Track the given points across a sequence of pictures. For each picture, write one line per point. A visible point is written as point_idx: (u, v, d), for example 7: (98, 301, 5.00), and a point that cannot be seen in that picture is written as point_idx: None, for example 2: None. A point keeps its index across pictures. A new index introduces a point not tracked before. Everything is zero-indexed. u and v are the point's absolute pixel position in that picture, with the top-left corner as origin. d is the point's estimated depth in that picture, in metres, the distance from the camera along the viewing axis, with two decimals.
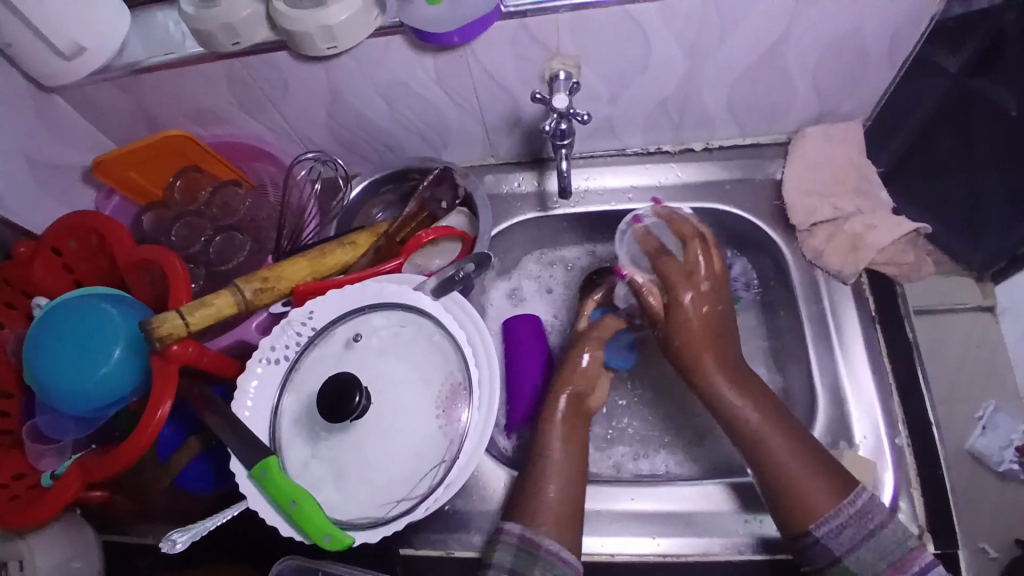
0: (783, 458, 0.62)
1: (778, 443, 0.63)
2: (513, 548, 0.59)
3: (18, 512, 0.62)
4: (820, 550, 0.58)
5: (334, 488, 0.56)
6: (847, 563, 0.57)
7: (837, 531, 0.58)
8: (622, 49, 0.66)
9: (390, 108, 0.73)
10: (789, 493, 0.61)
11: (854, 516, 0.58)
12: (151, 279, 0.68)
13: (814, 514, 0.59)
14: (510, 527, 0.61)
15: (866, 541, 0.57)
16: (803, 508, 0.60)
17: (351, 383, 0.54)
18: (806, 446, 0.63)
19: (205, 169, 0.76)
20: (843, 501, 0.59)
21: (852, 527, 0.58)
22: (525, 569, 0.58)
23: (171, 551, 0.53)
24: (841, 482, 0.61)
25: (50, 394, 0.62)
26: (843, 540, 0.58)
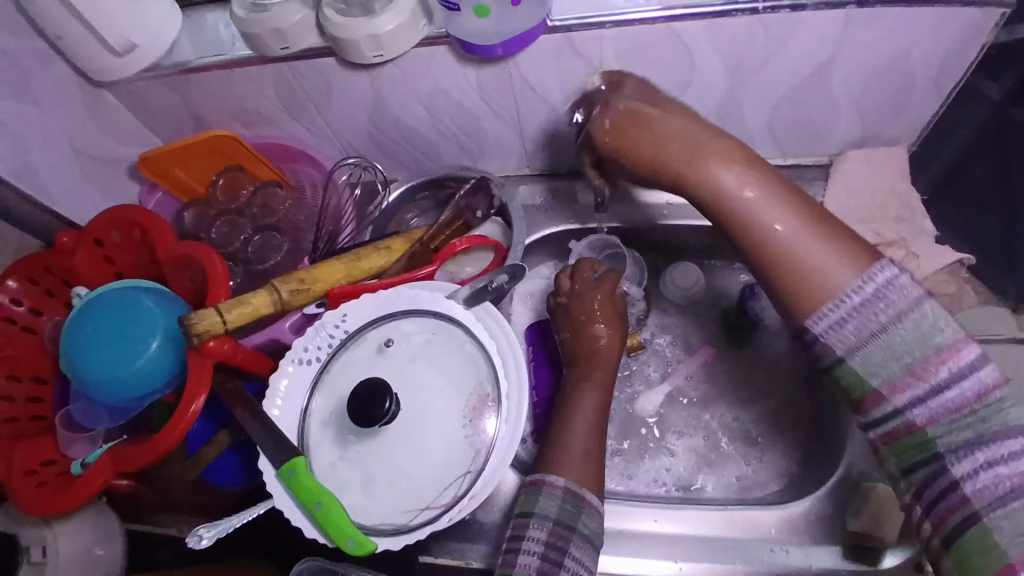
0: (772, 245, 0.50)
1: (785, 217, 0.50)
2: (558, 498, 0.57)
3: (47, 498, 0.62)
4: (819, 350, 0.48)
5: (359, 492, 0.56)
6: (852, 362, 0.46)
7: (838, 323, 0.47)
8: (666, 65, 0.66)
9: (430, 115, 0.74)
10: (782, 264, 0.49)
11: (860, 304, 0.46)
12: (190, 275, 0.69)
13: (824, 298, 0.47)
14: (552, 479, 0.59)
15: (872, 338, 0.45)
16: (796, 299, 0.49)
17: (381, 388, 0.54)
18: (823, 228, 0.50)
19: (246, 168, 0.78)
20: (860, 274, 0.47)
21: (857, 316, 0.46)
22: (573, 518, 0.57)
23: (196, 546, 0.53)
24: (857, 254, 0.48)
25: (87, 383, 0.63)
26: (844, 337, 0.46)
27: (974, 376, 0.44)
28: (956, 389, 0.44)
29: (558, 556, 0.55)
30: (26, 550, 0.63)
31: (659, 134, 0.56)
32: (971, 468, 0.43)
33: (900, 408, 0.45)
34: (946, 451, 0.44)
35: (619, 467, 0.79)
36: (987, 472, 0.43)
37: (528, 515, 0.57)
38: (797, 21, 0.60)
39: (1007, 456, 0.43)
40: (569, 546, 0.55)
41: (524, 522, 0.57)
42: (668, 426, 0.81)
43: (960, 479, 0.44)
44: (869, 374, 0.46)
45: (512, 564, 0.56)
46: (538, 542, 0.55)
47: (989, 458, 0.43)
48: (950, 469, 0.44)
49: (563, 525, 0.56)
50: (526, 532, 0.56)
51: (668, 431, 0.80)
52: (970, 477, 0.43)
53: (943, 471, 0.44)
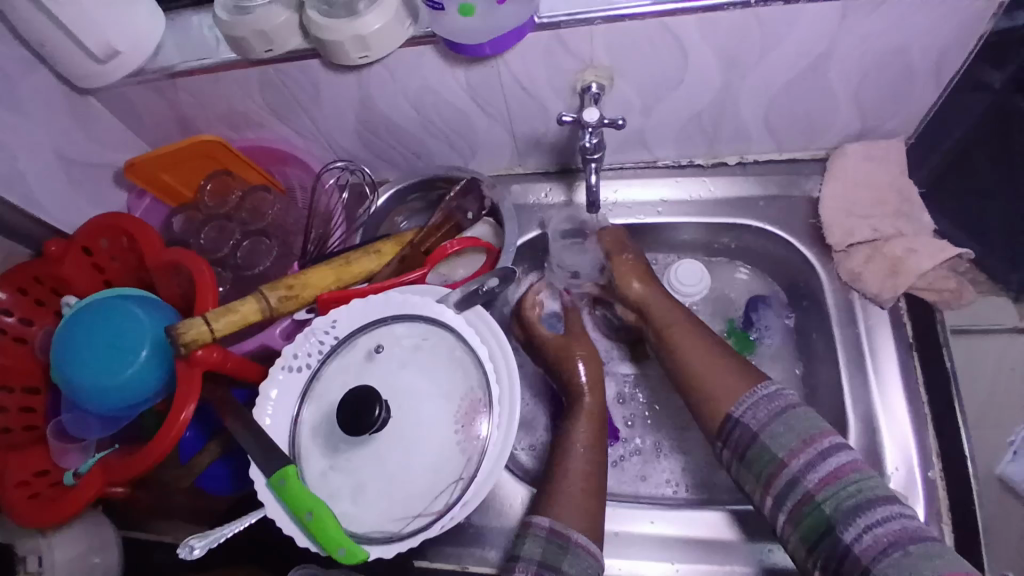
0: (686, 356, 0.70)
1: (688, 340, 0.71)
2: (542, 540, 0.62)
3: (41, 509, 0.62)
4: (740, 432, 0.62)
5: (350, 500, 0.55)
6: (764, 440, 0.59)
7: (751, 409, 0.62)
8: (656, 62, 0.65)
9: (420, 115, 0.73)
10: (702, 386, 0.67)
11: (757, 399, 0.62)
12: (179, 282, 0.69)
13: (731, 401, 0.64)
14: (539, 521, 0.63)
15: (776, 418, 0.60)
16: (717, 402, 0.65)
17: (370, 396, 0.53)
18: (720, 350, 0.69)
19: (234, 172, 0.77)
20: (752, 388, 0.64)
21: (760, 406, 0.61)
22: (556, 557, 0.60)
23: (188, 557, 0.52)
24: (752, 374, 0.66)
25: (77, 393, 0.62)
26: (758, 416, 0.61)
27: (833, 459, 0.56)
28: (825, 466, 0.55)
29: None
30: (22, 559, 0.63)
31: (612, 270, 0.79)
32: (857, 531, 0.52)
33: (798, 473, 0.56)
34: (838, 519, 0.53)
35: (636, 466, 0.79)
36: (869, 533, 0.51)
37: (515, 560, 0.61)
38: (790, 15, 0.59)
39: (880, 519, 0.52)
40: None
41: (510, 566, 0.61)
42: (667, 424, 0.81)
43: (850, 543, 0.52)
44: (775, 445, 0.58)
45: None
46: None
47: (869, 521, 0.51)
48: (843, 535, 0.52)
49: (546, 566, 0.60)
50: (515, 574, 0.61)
51: (663, 432, 0.80)
52: (857, 539, 0.52)
53: (837, 539, 0.53)
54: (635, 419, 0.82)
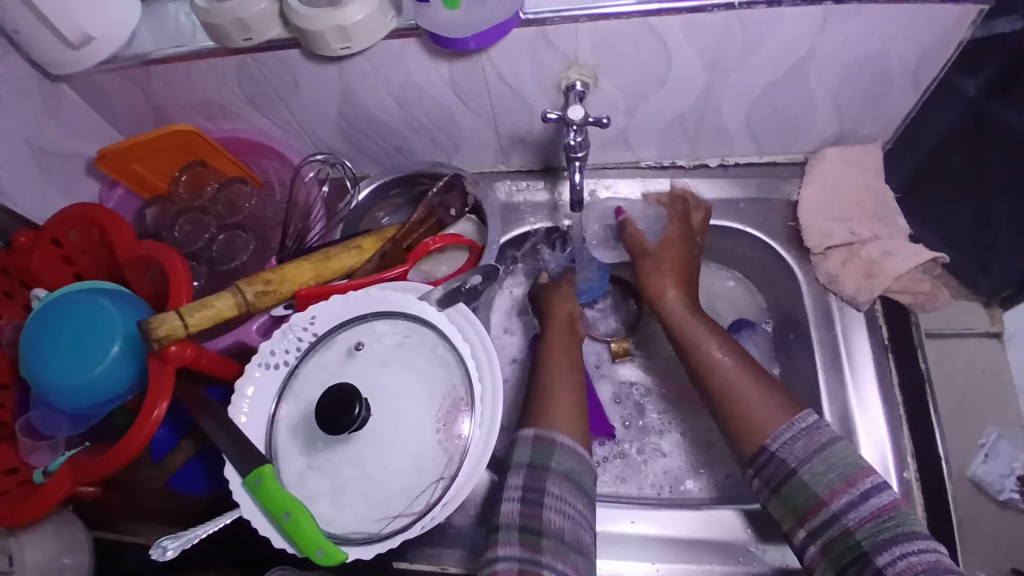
0: (723, 382, 0.67)
1: (728, 366, 0.68)
2: (528, 446, 0.62)
3: (11, 510, 0.60)
4: (773, 467, 0.60)
5: (329, 500, 0.54)
6: (801, 475, 0.58)
7: (787, 442, 0.60)
8: (641, 61, 0.65)
9: (402, 110, 0.72)
10: (736, 403, 0.65)
11: (804, 432, 0.60)
12: (151, 274, 0.67)
13: (768, 432, 0.62)
14: (526, 431, 0.64)
15: (816, 454, 0.58)
16: (755, 431, 0.62)
17: (351, 394, 0.52)
18: (762, 378, 0.66)
19: (210, 164, 0.75)
20: (792, 418, 0.61)
21: (799, 439, 0.60)
22: (541, 460, 0.61)
23: (161, 558, 0.50)
24: (789, 403, 0.63)
25: (44, 390, 0.61)
26: (795, 451, 0.59)
27: (877, 496, 0.55)
28: (867, 505, 0.54)
29: (537, 499, 0.58)
30: None
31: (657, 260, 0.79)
32: (891, 557, 0.51)
33: (839, 511, 0.55)
34: (873, 547, 0.52)
35: (616, 468, 0.79)
36: (903, 560, 0.51)
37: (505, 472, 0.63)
38: (774, 19, 0.60)
39: (916, 549, 0.51)
40: (545, 485, 0.59)
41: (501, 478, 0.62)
42: (654, 424, 0.81)
43: (883, 568, 0.51)
44: (815, 483, 0.57)
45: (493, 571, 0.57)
46: (515, 498, 0.59)
47: (905, 550, 0.51)
48: (875, 561, 0.52)
49: (536, 468, 0.60)
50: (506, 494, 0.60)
51: (653, 432, 0.81)
52: (891, 564, 0.51)
53: (869, 563, 0.52)
54: (630, 421, 0.82)
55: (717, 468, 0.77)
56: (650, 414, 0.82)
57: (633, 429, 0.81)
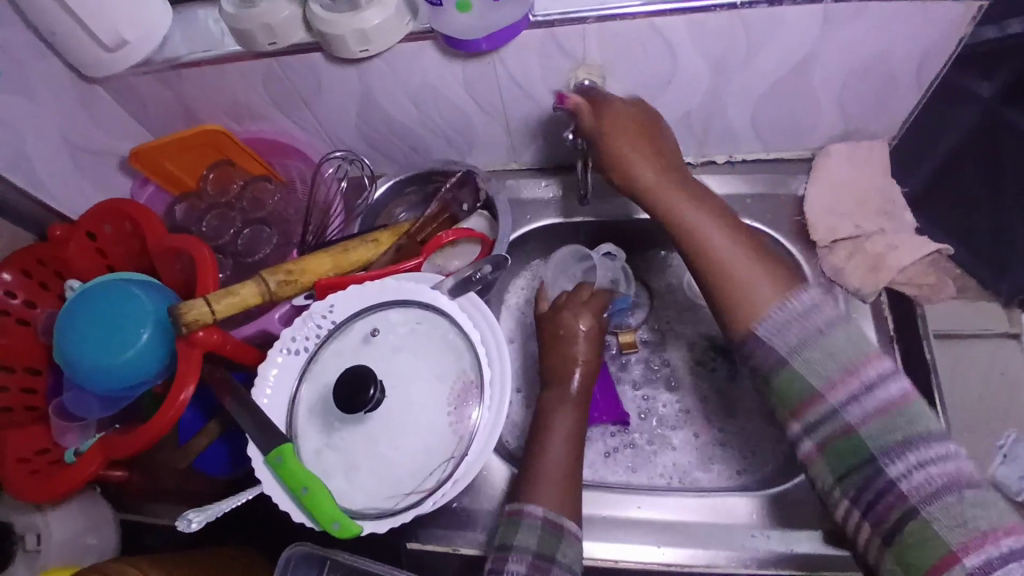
0: (710, 248, 0.61)
1: (723, 243, 0.61)
2: (538, 529, 0.58)
3: (41, 484, 0.62)
4: (764, 387, 0.58)
5: (345, 477, 0.57)
6: (792, 362, 0.53)
7: (781, 322, 0.55)
8: (648, 62, 0.67)
9: (418, 111, 0.75)
10: (730, 296, 0.59)
11: (795, 312, 0.54)
12: (181, 266, 0.70)
13: (760, 311, 0.56)
14: (531, 509, 0.59)
15: (811, 335, 0.53)
16: (749, 310, 0.57)
17: (366, 375, 0.55)
18: (741, 238, 0.61)
19: (236, 163, 0.79)
20: (785, 299, 0.56)
21: (793, 322, 0.54)
22: (551, 544, 0.58)
23: (185, 529, 0.53)
24: (784, 277, 0.58)
25: (79, 373, 0.64)
26: (786, 338, 0.54)
27: (884, 386, 0.50)
28: None
29: None
30: (20, 537, 0.64)
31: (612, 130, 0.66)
32: None
33: (837, 408, 0.50)
34: (879, 453, 0.48)
35: (627, 457, 0.80)
36: None
37: (506, 550, 0.58)
38: (775, 18, 0.61)
39: None
40: None
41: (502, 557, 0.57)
42: (665, 417, 0.82)
43: (912, 520, 0.48)
44: None
45: None
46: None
47: None
48: (902, 526, 0.48)
49: (542, 556, 0.57)
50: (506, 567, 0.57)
51: (666, 426, 0.81)
52: (905, 477, 0.47)
53: (880, 471, 0.48)
54: (648, 413, 0.82)
55: (726, 462, 0.78)
56: (665, 408, 0.82)
57: (646, 423, 0.81)
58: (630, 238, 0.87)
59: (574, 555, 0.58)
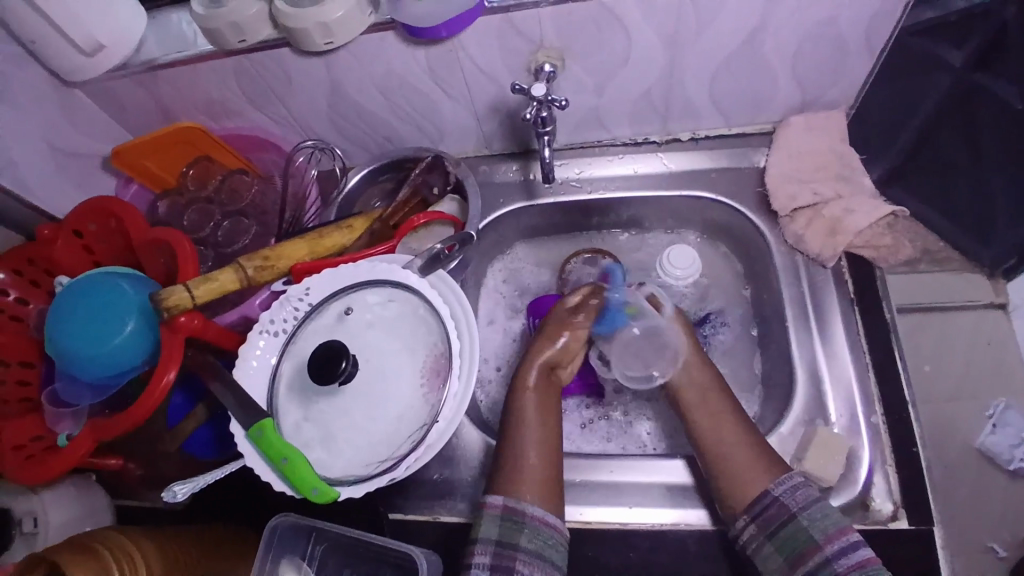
0: (720, 437, 0.69)
1: (730, 430, 0.69)
2: (497, 519, 0.62)
3: (37, 467, 0.65)
4: (775, 509, 0.62)
5: (323, 447, 0.59)
6: (802, 518, 0.60)
7: (787, 490, 0.62)
8: (602, 42, 0.70)
9: (387, 100, 0.78)
10: (731, 473, 0.66)
11: (789, 487, 0.63)
12: (163, 258, 0.73)
13: (753, 491, 0.64)
14: (492, 500, 0.63)
15: (816, 502, 0.61)
16: (748, 485, 0.64)
17: (339, 350, 0.58)
18: (747, 429, 0.69)
19: (214, 158, 0.82)
20: (779, 478, 0.64)
21: (799, 489, 0.62)
22: (512, 534, 0.61)
23: (172, 501, 0.56)
24: (777, 466, 0.66)
25: (68, 362, 0.66)
26: (797, 498, 0.62)
27: (857, 553, 0.58)
28: (855, 554, 0.57)
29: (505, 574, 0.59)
30: (18, 522, 0.66)
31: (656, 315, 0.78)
32: None
33: (830, 557, 0.58)
34: None
35: (602, 428, 0.82)
36: None
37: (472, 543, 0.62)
38: None
39: None
40: (514, 564, 0.59)
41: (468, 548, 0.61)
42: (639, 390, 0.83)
43: None
44: (813, 527, 0.59)
45: None
46: (482, 566, 0.60)
47: None
48: None
49: (504, 545, 0.60)
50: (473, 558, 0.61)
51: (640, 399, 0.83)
52: None
53: None
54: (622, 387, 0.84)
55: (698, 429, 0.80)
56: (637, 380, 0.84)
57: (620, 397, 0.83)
58: (601, 217, 0.89)
59: (540, 542, 0.61)
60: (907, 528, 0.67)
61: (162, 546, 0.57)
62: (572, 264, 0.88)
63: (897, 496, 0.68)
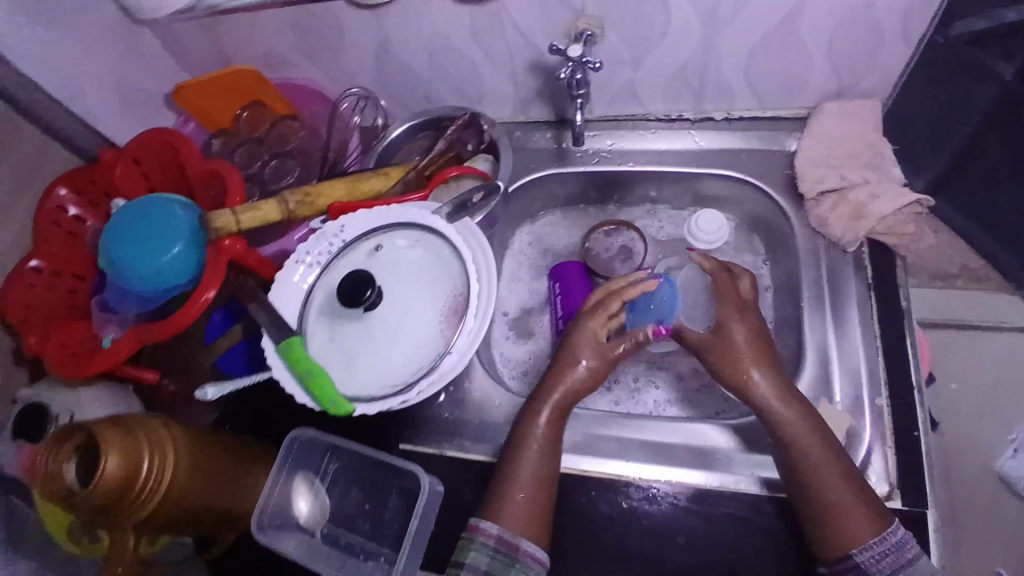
0: (827, 490, 0.63)
1: (834, 482, 0.63)
2: (488, 551, 0.61)
3: (78, 363, 0.69)
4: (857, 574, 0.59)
5: (343, 368, 0.63)
6: None
7: (876, 557, 0.59)
8: (642, 13, 0.72)
9: (431, 60, 0.81)
10: (833, 521, 0.62)
11: (892, 546, 0.60)
12: (213, 190, 0.78)
13: (851, 544, 0.61)
14: (486, 527, 0.62)
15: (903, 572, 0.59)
16: (840, 537, 0.61)
17: (366, 279, 0.62)
18: (857, 487, 0.63)
19: (267, 104, 0.87)
20: (883, 532, 0.61)
21: (888, 555, 0.59)
22: (500, 568, 0.61)
23: (203, 398, 0.62)
24: (881, 515, 0.62)
25: (120, 274, 0.72)
26: (883, 568, 0.59)
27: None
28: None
29: None
30: (55, 418, 0.70)
31: (721, 342, 0.71)
32: None
33: None
34: None
35: (609, 391, 0.84)
36: None
37: (457, 567, 0.61)
38: None
39: None
40: None
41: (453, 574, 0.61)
42: (649, 360, 0.85)
43: None
44: None
45: None
46: None
47: None
48: None
49: None
50: None
51: (649, 368, 0.85)
52: None
53: None
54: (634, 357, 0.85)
55: (702, 401, 0.82)
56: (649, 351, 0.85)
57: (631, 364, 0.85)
58: (629, 190, 0.91)
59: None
60: (901, 509, 0.68)
61: (192, 438, 0.59)
62: (595, 235, 0.90)
63: (894, 478, 0.69)
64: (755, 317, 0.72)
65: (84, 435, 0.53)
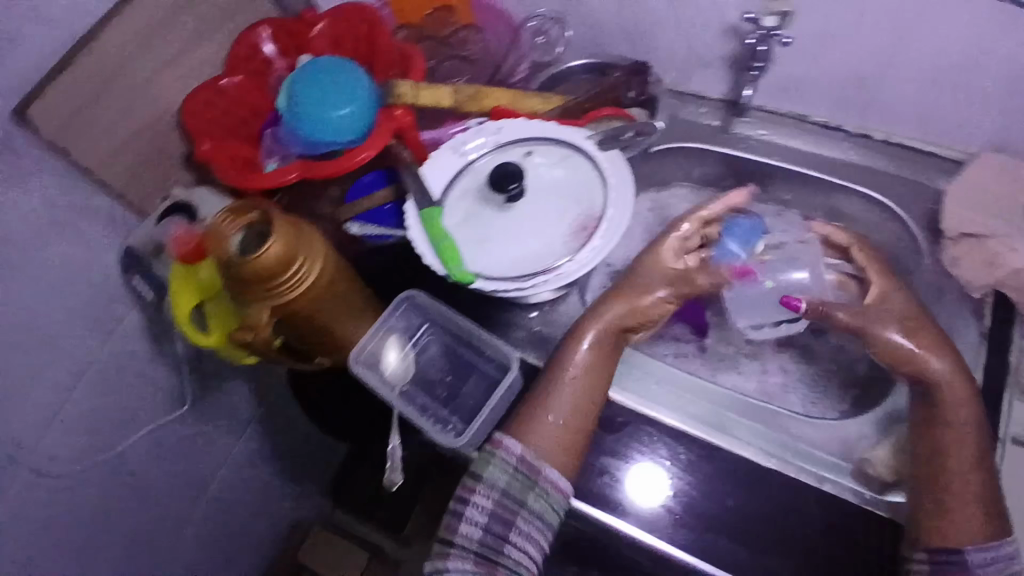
0: (949, 481, 0.63)
1: (965, 479, 0.63)
2: (504, 469, 0.64)
3: (242, 178, 0.77)
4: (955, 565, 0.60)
5: (471, 248, 0.69)
6: None
7: (988, 560, 0.60)
8: (834, 8, 0.73)
9: (616, 6, 0.85)
10: (947, 512, 0.62)
11: (1005, 554, 0.60)
12: (392, 69, 0.84)
13: (960, 541, 0.61)
14: (511, 445, 0.65)
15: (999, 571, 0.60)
16: (954, 530, 0.61)
17: (517, 171, 0.67)
18: (986, 486, 0.63)
19: (455, 11, 0.91)
20: (990, 542, 0.61)
21: (997, 563, 0.60)
22: (521, 491, 0.63)
23: (354, 233, 0.78)
24: (995, 524, 0.62)
25: (292, 114, 0.78)
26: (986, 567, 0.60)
27: None
28: None
29: (506, 526, 0.62)
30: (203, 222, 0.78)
31: (880, 317, 0.72)
32: None
33: None
34: None
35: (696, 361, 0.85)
36: None
37: (477, 479, 0.64)
38: None
39: None
40: (515, 519, 0.62)
41: (471, 484, 0.63)
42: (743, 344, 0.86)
43: None
44: None
45: (456, 524, 0.63)
46: (482, 510, 0.62)
47: None
48: None
49: (514, 498, 0.63)
50: (472, 497, 0.63)
51: (739, 351, 0.86)
52: None
53: None
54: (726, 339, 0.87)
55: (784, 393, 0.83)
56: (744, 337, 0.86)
57: (723, 344, 0.86)
58: (764, 185, 0.92)
59: (548, 502, 0.63)
60: None
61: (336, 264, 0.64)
62: None
63: None
64: (913, 300, 0.73)
65: (261, 216, 0.59)
